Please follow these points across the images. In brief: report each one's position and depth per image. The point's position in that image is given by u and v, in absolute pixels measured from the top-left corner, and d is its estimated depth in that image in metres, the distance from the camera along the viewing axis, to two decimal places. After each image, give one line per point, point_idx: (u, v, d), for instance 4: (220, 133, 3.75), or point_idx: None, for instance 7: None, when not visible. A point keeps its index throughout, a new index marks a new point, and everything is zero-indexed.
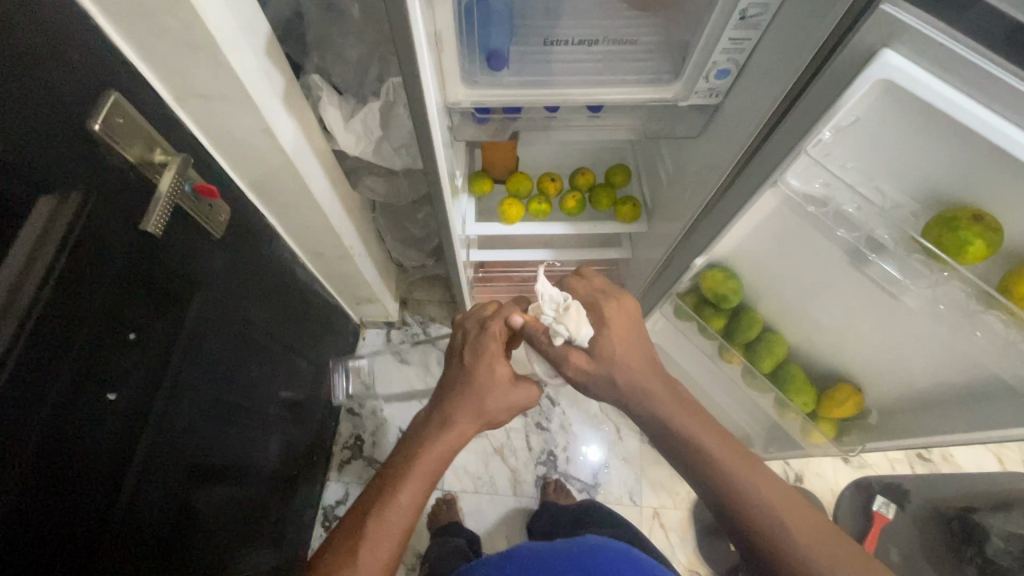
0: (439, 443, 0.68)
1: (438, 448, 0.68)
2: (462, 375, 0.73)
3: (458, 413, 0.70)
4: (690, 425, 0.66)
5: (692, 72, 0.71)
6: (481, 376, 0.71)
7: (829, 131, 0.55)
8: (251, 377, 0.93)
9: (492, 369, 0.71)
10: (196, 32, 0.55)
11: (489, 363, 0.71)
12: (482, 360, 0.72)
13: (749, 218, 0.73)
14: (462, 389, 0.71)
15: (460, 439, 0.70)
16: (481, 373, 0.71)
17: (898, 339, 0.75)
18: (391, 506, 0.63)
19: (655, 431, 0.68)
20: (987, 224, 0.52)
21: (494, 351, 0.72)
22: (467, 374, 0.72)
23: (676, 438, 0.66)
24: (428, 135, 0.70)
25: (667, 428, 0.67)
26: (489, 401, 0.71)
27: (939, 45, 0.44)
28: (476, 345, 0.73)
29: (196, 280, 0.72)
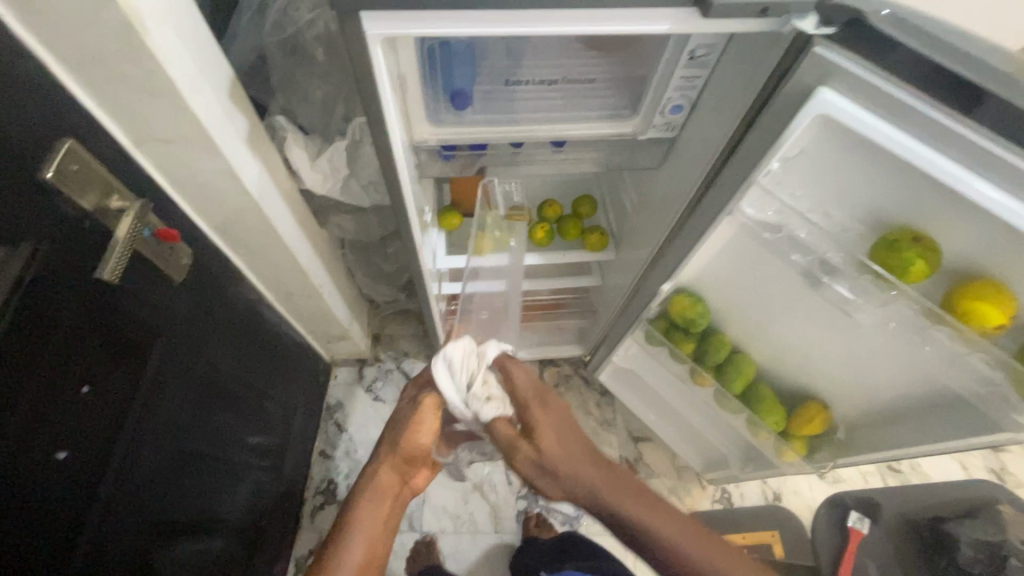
0: (370, 498, 0.72)
1: (373, 498, 0.72)
2: (392, 433, 0.77)
3: (381, 470, 0.74)
4: (638, 511, 0.69)
5: (648, 109, 0.75)
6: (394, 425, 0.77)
7: (777, 162, 0.58)
8: (216, 426, 0.89)
9: (418, 434, 0.75)
10: (156, 77, 0.55)
11: (417, 426, 0.75)
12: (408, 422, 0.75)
13: (710, 245, 0.75)
14: (387, 436, 0.76)
15: (390, 493, 0.74)
16: (392, 418, 0.78)
17: (858, 356, 0.76)
18: (345, 559, 0.65)
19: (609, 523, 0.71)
20: (926, 246, 0.54)
21: (429, 419, 0.75)
22: (395, 431, 0.76)
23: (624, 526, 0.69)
24: (394, 172, 0.71)
25: (619, 522, 0.70)
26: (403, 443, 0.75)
27: (868, 83, 0.47)
28: (411, 407, 0.77)
29: (156, 326, 0.70)
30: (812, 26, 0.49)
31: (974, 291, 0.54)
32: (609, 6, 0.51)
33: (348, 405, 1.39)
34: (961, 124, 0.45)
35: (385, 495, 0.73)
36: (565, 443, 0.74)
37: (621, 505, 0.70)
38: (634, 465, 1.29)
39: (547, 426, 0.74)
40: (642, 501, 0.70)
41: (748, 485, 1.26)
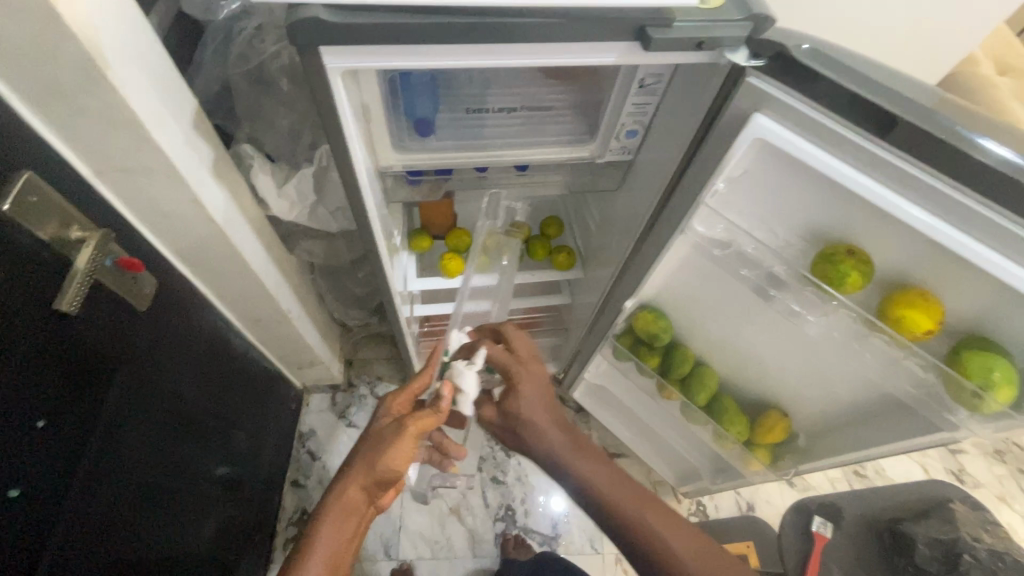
0: (331, 521, 0.68)
1: (336, 519, 0.69)
2: (368, 452, 0.72)
3: (350, 492, 0.70)
4: (609, 484, 0.70)
5: (605, 134, 0.79)
6: (371, 440, 0.73)
7: (722, 182, 0.62)
8: (181, 458, 0.87)
9: (393, 461, 0.69)
10: (117, 109, 0.56)
11: (391, 454, 0.69)
12: (384, 445, 0.70)
13: (667, 261, 0.79)
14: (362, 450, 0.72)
15: (355, 514, 0.70)
16: (370, 430, 0.75)
17: (811, 364, 0.80)
18: None
19: (577, 490, 0.72)
20: (860, 258, 0.58)
21: (407, 444, 0.70)
22: (370, 453, 0.71)
23: (593, 494, 0.70)
24: (359, 198, 0.72)
25: (590, 489, 0.71)
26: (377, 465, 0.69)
27: (795, 109, 0.52)
28: (392, 428, 0.72)
29: (117, 357, 0.69)
30: (744, 58, 0.54)
31: (905, 298, 0.57)
32: (558, 41, 0.54)
33: (321, 433, 1.37)
34: (880, 147, 0.50)
35: (348, 517, 0.70)
36: (542, 410, 0.76)
37: (592, 472, 0.71)
38: None
39: (528, 387, 0.77)
40: (615, 476, 0.71)
41: (722, 497, 1.28)
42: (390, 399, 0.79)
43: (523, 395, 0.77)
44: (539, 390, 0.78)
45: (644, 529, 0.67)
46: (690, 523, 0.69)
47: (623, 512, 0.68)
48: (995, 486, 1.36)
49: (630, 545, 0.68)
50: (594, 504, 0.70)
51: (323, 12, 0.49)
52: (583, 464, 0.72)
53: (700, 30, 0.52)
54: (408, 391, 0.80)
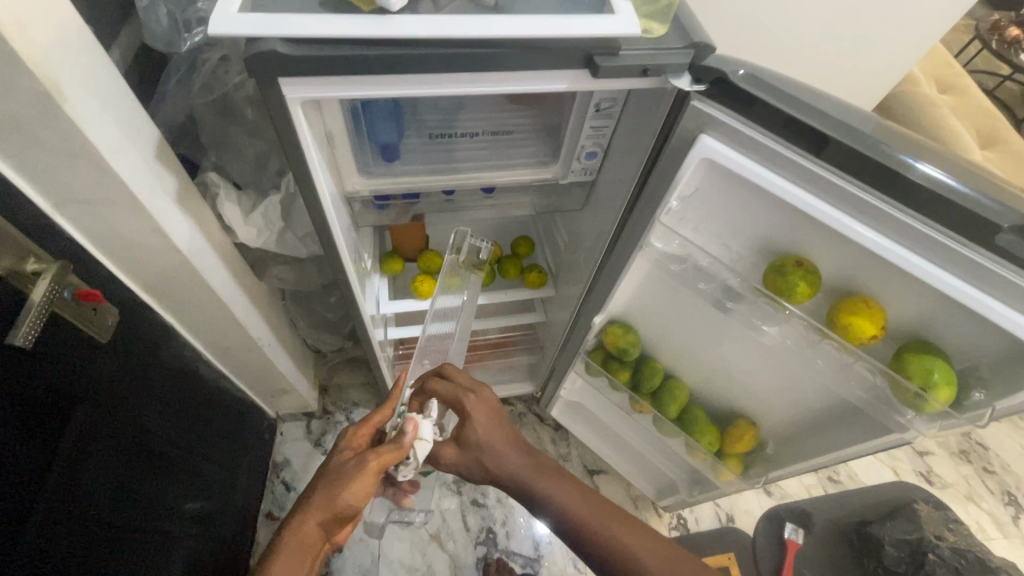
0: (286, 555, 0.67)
1: (292, 555, 0.68)
2: (326, 485, 0.70)
3: (306, 527, 0.68)
4: (579, 508, 0.71)
5: (566, 156, 0.81)
6: (330, 471, 0.72)
7: (675, 200, 0.65)
8: (145, 494, 0.84)
9: (351, 493, 0.68)
10: (76, 142, 0.56)
11: (351, 486, 0.68)
12: (343, 480, 0.69)
13: (631, 278, 0.81)
14: (320, 482, 0.71)
15: (312, 549, 0.69)
16: (328, 462, 0.74)
17: (773, 373, 0.82)
18: None
19: (548, 515, 0.72)
20: (807, 268, 0.61)
21: (367, 478, 0.69)
22: (330, 487, 0.69)
23: (564, 517, 0.71)
24: (326, 224, 0.73)
25: (560, 513, 0.71)
26: (334, 498, 0.68)
27: (738, 130, 0.55)
28: (353, 461, 0.70)
29: (78, 392, 0.67)
30: (687, 83, 0.56)
31: (850, 306, 0.60)
32: (512, 70, 0.56)
33: (296, 462, 1.34)
34: (817, 164, 0.52)
35: (305, 550, 0.69)
36: (500, 439, 0.76)
37: (560, 496, 0.72)
38: None
39: (479, 417, 0.76)
40: (583, 498, 0.72)
41: (702, 509, 1.29)
42: (350, 430, 0.78)
43: (476, 424, 0.75)
44: (491, 418, 0.77)
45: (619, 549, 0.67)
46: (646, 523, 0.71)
47: (595, 534, 0.69)
48: (963, 486, 1.40)
49: (604, 566, 0.68)
50: (565, 527, 0.71)
51: (280, 46, 0.50)
52: (549, 491, 0.72)
53: (645, 58, 0.55)
54: (369, 424, 0.79)
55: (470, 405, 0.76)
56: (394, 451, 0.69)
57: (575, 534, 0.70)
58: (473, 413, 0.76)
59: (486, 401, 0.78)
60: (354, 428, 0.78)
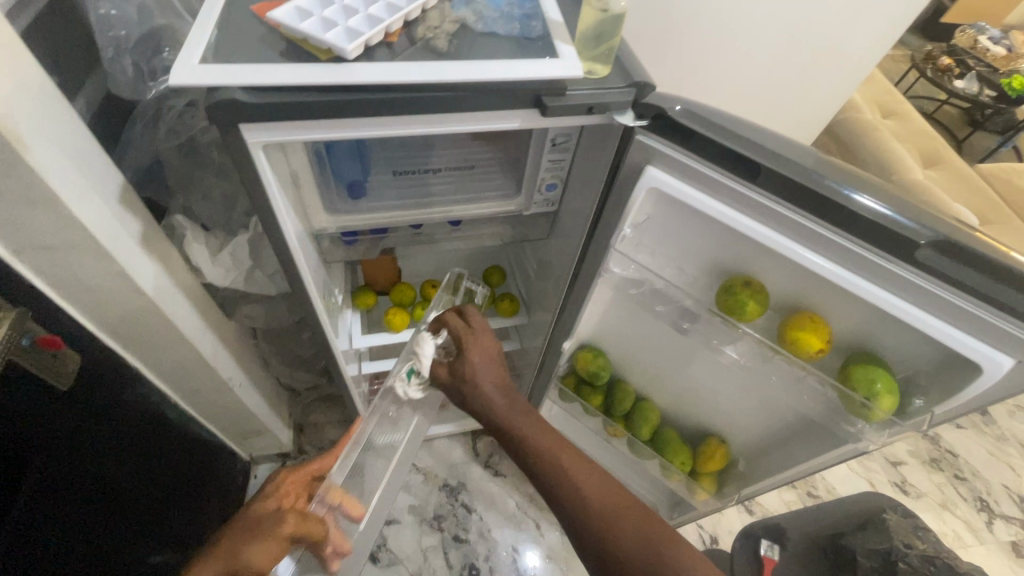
0: None
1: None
2: (236, 539, 0.67)
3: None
4: (549, 450, 0.70)
5: (528, 188, 0.84)
6: (242, 528, 0.70)
7: (629, 228, 0.68)
8: (108, 546, 0.81)
9: (257, 550, 0.64)
10: (39, 191, 0.57)
11: (260, 542, 0.64)
12: (254, 536, 0.66)
13: (595, 303, 0.84)
14: (230, 537, 0.68)
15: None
16: (245, 516, 0.73)
17: (737, 391, 0.84)
18: None
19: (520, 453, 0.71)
20: (755, 288, 0.64)
21: (276, 541, 0.65)
22: (239, 542, 0.66)
23: (532, 456, 0.70)
24: (293, 261, 0.74)
25: (529, 452, 0.70)
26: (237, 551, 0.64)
27: (680, 162, 0.58)
28: (271, 519, 0.68)
29: (38, 442, 0.65)
30: (631, 119, 0.60)
31: (797, 323, 0.63)
32: (465, 111, 0.59)
33: None
34: (753, 191, 0.56)
35: None
36: (490, 376, 0.75)
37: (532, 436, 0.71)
38: None
39: (476, 351, 0.75)
40: (558, 441, 0.71)
41: (685, 532, 1.29)
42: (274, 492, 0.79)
43: (472, 355, 0.75)
44: (490, 357, 0.76)
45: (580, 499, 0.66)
46: (598, 467, 0.69)
47: (559, 475, 0.68)
48: (937, 495, 1.43)
49: (566, 509, 0.66)
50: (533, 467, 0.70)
51: (239, 94, 0.52)
52: (526, 432, 0.71)
53: (590, 97, 0.59)
54: (300, 473, 0.84)
55: (471, 339, 0.76)
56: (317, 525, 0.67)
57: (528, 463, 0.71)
58: (472, 346, 0.75)
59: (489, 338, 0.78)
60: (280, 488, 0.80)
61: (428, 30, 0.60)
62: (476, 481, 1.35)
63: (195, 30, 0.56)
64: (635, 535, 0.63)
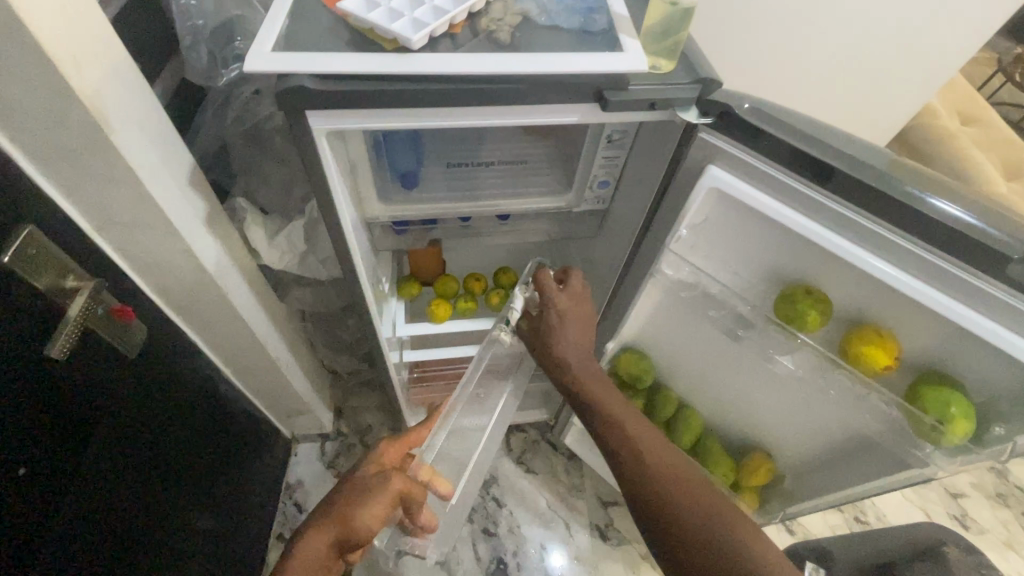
0: (302, 556, 0.69)
1: (308, 558, 0.70)
2: (348, 495, 0.72)
3: (323, 536, 0.70)
4: (620, 415, 0.72)
5: (579, 184, 0.83)
6: (355, 481, 0.74)
7: (685, 229, 0.66)
8: (165, 508, 0.86)
9: (368, 512, 0.68)
10: (119, 170, 0.60)
11: (369, 504, 0.68)
12: (363, 496, 0.69)
13: (643, 305, 0.82)
14: (344, 491, 0.73)
15: (326, 558, 0.71)
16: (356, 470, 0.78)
17: (789, 404, 0.81)
18: None
19: (590, 417, 0.74)
20: (818, 298, 0.61)
21: (383, 501, 0.69)
22: (350, 501, 0.70)
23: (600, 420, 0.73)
24: (346, 247, 0.76)
25: (600, 416, 0.73)
26: (350, 510, 0.69)
27: (745, 162, 0.56)
28: (377, 479, 0.71)
29: (106, 404, 0.69)
30: (694, 116, 0.58)
31: (864, 337, 0.60)
32: (523, 104, 0.59)
33: (309, 484, 1.34)
34: (824, 195, 0.53)
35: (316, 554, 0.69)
36: (573, 337, 0.74)
37: (606, 401, 0.73)
38: (605, 531, 1.29)
39: (562, 312, 0.74)
40: (629, 411, 0.74)
41: None
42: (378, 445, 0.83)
43: (555, 315, 0.73)
44: (577, 320, 0.75)
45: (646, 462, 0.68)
46: (664, 438, 0.72)
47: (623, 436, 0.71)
48: (1001, 533, 1.32)
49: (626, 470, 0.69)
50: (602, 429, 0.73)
51: (308, 81, 0.54)
52: (598, 396, 0.74)
53: (653, 92, 0.58)
54: (403, 441, 0.84)
55: (559, 301, 0.74)
56: (418, 486, 0.70)
57: (590, 414, 0.74)
58: (558, 305, 0.74)
59: (579, 301, 0.76)
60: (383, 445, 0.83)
61: (491, 22, 0.60)
62: (508, 476, 1.36)
63: (268, 19, 0.58)
64: (688, 505, 0.64)
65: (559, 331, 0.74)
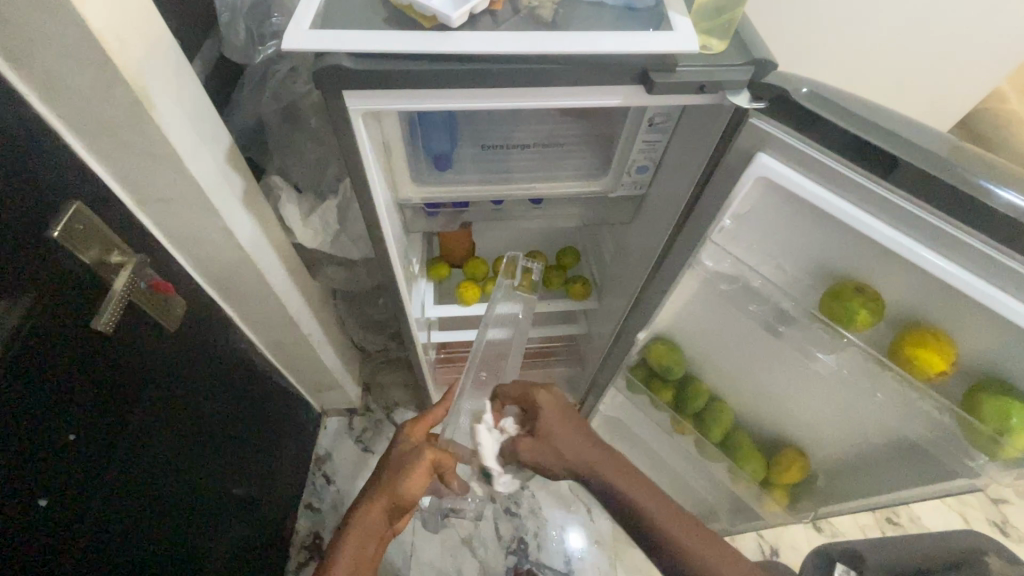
0: (354, 534, 0.72)
1: (361, 539, 0.72)
2: (389, 472, 0.76)
3: (371, 515, 0.73)
4: (660, 516, 0.71)
5: (616, 169, 0.80)
6: (393, 462, 0.78)
7: (729, 219, 0.63)
8: (203, 475, 0.89)
9: (411, 481, 0.73)
10: (160, 147, 0.61)
11: (411, 474, 0.73)
12: (403, 469, 0.74)
13: (678, 296, 0.79)
14: (385, 470, 0.77)
15: (375, 535, 0.74)
16: (388, 452, 0.81)
17: (827, 404, 0.78)
18: None
19: (627, 521, 0.73)
20: (869, 296, 0.58)
21: (423, 469, 0.74)
22: (391, 478, 0.74)
23: (643, 523, 0.71)
24: (378, 228, 0.76)
25: (637, 519, 0.72)
26: (394, 484, 0.73)
27: (799, 151, 0.53)
28: (411, 453, 0.76)
29: (148, 375, 0.71)
30: (745, 100, 0.56)
31: (916, 339, 0.57)
32: (564, 85, 0.57)
33: (337, 456, 1.38)
34: (885, 188, 0.50)
35: (369, 530, 0.73)
36: (578, 436, 0.78)
37: (641, 498, 0.72)
38: None
39: (552, 417, 0.78)
40: (655, 498, 0.73)
41: (743, 540, 1.23)
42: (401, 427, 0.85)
43: (542, 422, 0.77)
44: (566, 417, 0.79)
45: (693, 555, 0.68)
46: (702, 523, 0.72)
47: (668, 534, 0.70)
48: None
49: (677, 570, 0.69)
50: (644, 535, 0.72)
51: (345, 60, 0.53)
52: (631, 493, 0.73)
53: (702, 74, 0.55)
54: (425, 419, 0.86)
55: (540, 400, 0.79)
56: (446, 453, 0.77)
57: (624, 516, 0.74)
58: (545, 408, 0.79)
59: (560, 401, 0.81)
60: (409, 427, 0.84)
61: None
62: None
63: None
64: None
65: (555, 436, 0.77)
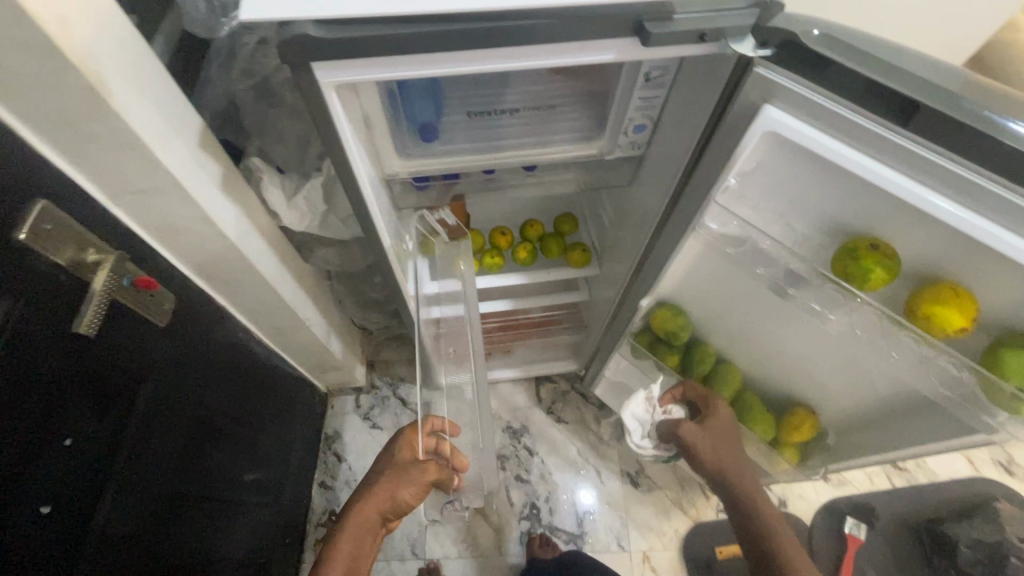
0: (355, 525, 0.84)
1: (355, 534, 0.83)
2: (389, 478, 0.87)
3: (369, 509, 0.85)
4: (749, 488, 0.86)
5: (613, 129, 0.76)
6: (391, 467, 0.89)
7: (734, 177, 0.60)
8: (211, 466, 0.90)
9: (408, 491, 0.85)
10: (125, 135, 0.57)
11: (410, 484, 0.85)
12: (404, 480, 0.85)
13: (682, 260, 0.77)
14: (385, 476, 0.88)
15: (371, 529, 0.85)
16: (389, 456, 0.91)
17: (838, 361, 0.76)
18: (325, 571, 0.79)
19: (723, 486, 0.89)
20: (884, 252, 0.55)
21: (420, 483, 0.85)
22: (392, 485, 0.86)
23: (734, 492, 0.87)
24: (364, 207, 0.72)
25: (730, 486, 0.88)
26: (393, 490, 0.85)
27: (809, 101, 0.49)
28: (412, 466, 0.87)
29: (142, 372, 0.70)
30: (750, 47, 0.51)
31: (931, 295, 0.55)
32: (554, 41, 0.52)
33: (346, 435, 1.38)
34: (904, 138, 0.46)
35: (367, 522, 0.85)
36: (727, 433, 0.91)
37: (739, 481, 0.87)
38: (636, 478, 1.30)
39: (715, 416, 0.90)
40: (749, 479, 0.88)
41: None
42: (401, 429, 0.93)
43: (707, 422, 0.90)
44: (727, 424, 0.91)
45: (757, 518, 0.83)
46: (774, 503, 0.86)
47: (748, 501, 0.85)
48: None
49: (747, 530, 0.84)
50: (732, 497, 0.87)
51: (311, 28, 0.48)
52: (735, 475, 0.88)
53: (702, 21, 0.50)
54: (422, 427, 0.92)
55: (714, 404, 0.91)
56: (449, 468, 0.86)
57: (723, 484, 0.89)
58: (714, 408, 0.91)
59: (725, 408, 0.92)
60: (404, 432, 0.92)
61: None
62: (538, 425, 1.37)
63: None
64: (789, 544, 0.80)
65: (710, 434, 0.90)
